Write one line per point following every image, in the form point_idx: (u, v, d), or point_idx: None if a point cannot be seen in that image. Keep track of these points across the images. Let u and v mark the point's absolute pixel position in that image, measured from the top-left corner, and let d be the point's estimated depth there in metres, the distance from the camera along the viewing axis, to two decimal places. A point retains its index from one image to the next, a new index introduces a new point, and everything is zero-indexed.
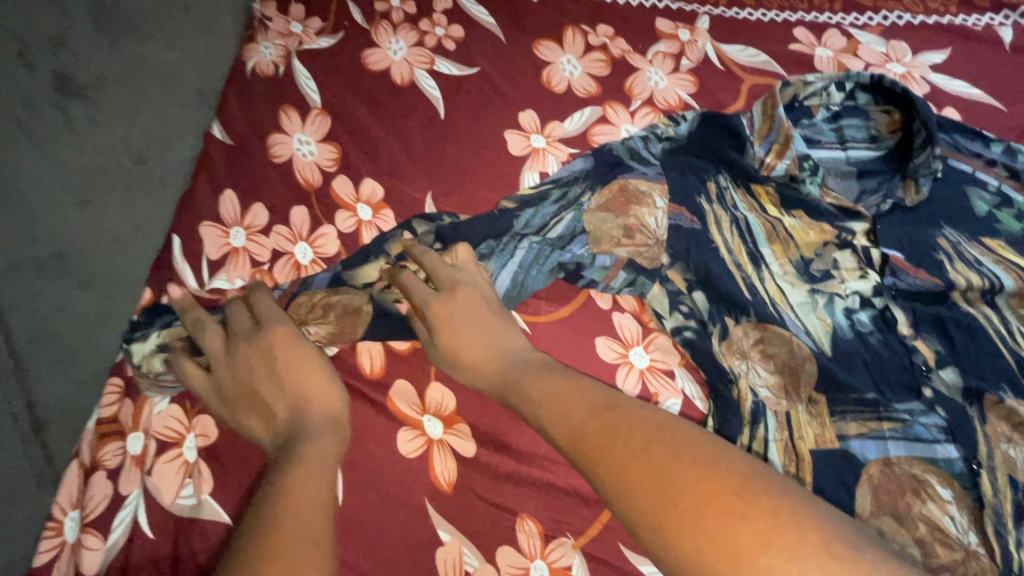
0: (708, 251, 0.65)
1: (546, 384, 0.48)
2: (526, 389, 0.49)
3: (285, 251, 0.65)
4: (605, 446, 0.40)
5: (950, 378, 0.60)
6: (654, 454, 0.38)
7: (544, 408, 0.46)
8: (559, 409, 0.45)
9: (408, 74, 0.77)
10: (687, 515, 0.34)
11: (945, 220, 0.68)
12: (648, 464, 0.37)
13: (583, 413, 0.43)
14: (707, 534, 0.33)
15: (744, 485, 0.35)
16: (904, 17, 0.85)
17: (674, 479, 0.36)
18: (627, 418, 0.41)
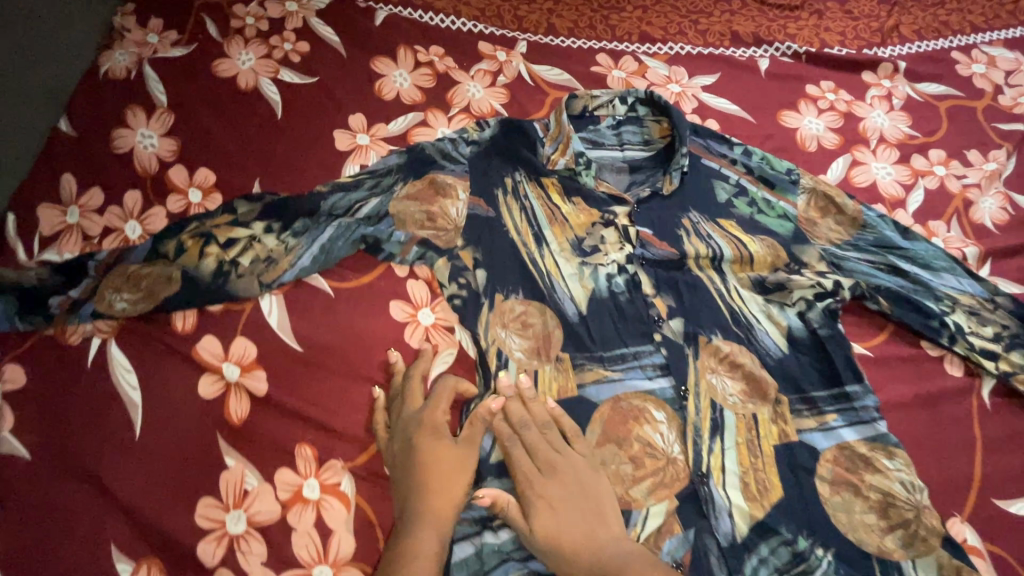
0: (496, 233, 0.79)
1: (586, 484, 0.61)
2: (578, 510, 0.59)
3: (116, 227, 0.72)
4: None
5: (676, 326, 0.73)
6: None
7: (578, 528, 0.58)
8: (600, 541, 0.57)
9: (253, 82, 0.88)
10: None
11: (691, 205, 0.84)
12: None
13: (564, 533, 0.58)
14: None
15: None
16: (685, 48, 1.04)
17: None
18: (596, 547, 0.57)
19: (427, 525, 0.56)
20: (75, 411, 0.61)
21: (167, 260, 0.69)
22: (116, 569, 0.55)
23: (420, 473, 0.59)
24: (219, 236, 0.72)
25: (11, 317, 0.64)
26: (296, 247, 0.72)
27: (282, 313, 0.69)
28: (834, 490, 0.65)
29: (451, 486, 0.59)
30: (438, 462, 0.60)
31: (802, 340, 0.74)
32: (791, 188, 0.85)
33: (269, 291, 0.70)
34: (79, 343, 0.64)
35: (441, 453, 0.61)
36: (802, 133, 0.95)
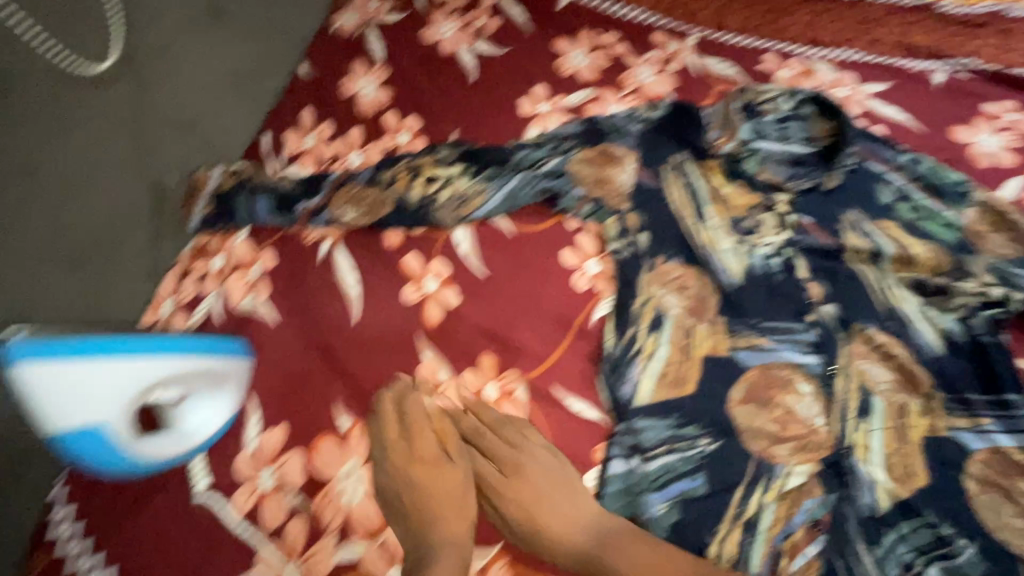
0: (659, 203, 0.85)
1: (541, 496, 0.63)
2: (579, 549, 0.61)
3: (342, 156, 0.87)
4: None
5: (830, 311, 0.76)
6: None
7: (614, 565, 0.59)
8: (635, 569, 0.58)
9: (454, 49, 1.01)
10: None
11: (853, 203, 0.86)
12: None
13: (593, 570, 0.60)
14: None
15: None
16: (855, 55, 1.05)
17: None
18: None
19: (450, 551, 0.60)
20: (310, 294, 0.74)
21: (383, 186, 0.82)
22: (337, 420, 0.68)
23: (433, 512, 0.63)
24: (424, 173, 0.84)
25: (267, 214, 0.78)
26: (486, 191, 0.83)
27: (471, 244, 0.80)
28: (983, 489, 0.65)
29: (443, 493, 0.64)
30: (438, 488, 0.64)
31: (961, 345, 0.74)
32: (961, 200, 0.85)
33: (460, 224, 0.81)
34: (313, 242, 0.77)
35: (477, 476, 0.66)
36: (975, 149, 0.94)
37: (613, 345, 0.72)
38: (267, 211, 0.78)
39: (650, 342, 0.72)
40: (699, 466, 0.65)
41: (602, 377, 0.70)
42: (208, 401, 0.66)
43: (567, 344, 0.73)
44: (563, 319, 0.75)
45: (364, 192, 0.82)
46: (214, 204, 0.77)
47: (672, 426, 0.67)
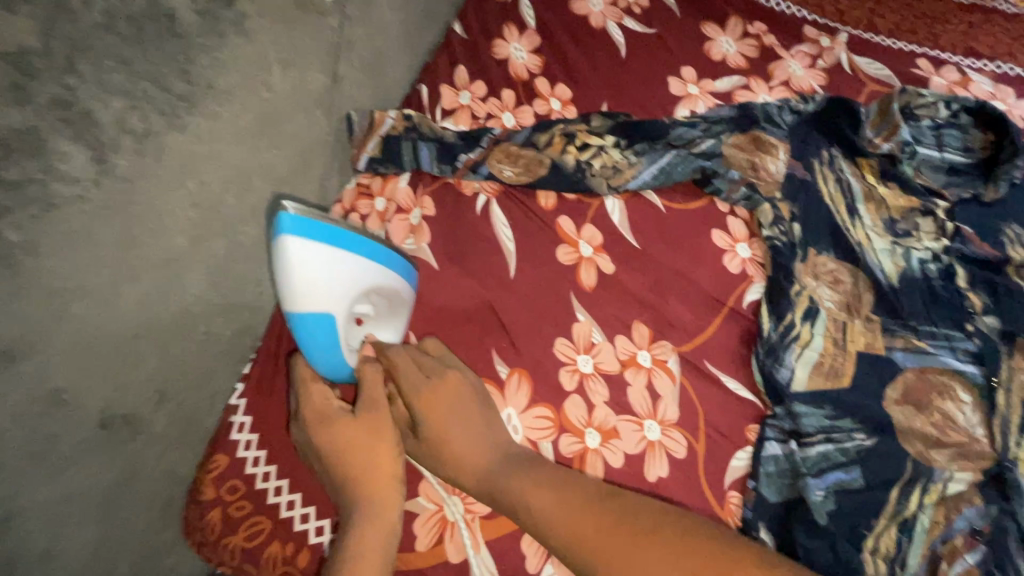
0: (811, 196, 0.84)
1: (477, 453, 0.62)
2: (509, 494, 0.59)
3: (495, 116, 0.88)
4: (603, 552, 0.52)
5: (991, 323, 0.74)
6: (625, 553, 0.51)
7: (537, 521, 0.57)
8: (565, 521, 0.55)
9: (602, 22, 1.01)
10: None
11: (1014, 218, 0.83)
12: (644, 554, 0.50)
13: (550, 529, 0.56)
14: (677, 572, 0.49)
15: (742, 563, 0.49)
16: (1013, 71, 1.02)
17: (715, 560, 0.49)
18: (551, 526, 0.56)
19: (374, 505, 0.62)
20: (469, 244, 0.76)
21: (540, 148, 0.83)
22: (495, 369, 0.68)
23: (342, 453, 0.63)
24: (580, 140, 0.85)
25: (430, 161, 0.80)
26: (641, 164, 0.83)
27: (623, 214, 0.80)
28: None
29: (375, 452, 0.63)
30: (333, 421, 0.64)
31: None
32: None
33: (613, 194, 0.81)
34: (471, 195, 0.79)
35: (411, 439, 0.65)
36: None
37: (770, 329, 0.71)
38: (432, 158, 0.80)
39: (806, 331, 0.71)
40: (854, 460, 0.65)
41: (759, 359, 0.69)
42: (386, 321, 0.69)
43: (720, 322, 0.73)
44: (716, 298, 0.74)
45: (522, 151, 0.83)
46: (380, 148, 0.81)
47: (825, 416, 0.67)
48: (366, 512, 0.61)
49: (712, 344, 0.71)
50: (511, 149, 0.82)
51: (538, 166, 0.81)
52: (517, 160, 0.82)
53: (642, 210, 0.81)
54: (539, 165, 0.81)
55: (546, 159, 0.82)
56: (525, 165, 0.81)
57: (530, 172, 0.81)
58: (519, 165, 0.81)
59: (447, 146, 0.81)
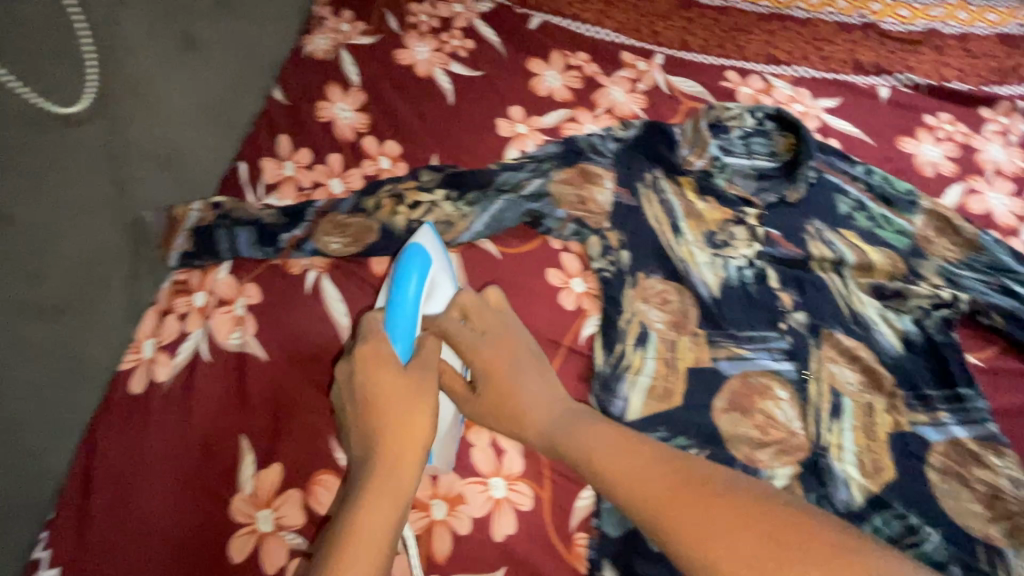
0: (638, 221, 0.88)
1: (540, 404, 0.66)
2: (577, 446, 0.60)
3: (322, 183, 0.86)
4: (678, 511, 0.48)
5: (801, 319, 0.81)
6: (682, 513, 0.47)
7: (608, 481, 0.55)
8: (635, 483, 0.52)
9: (428, 70, 1.02)
10: (793, 552, 0.42)
11: (814, 214, 0.92)
12: (705, 516, 0.46)
13: (633, 478, 0.53)
14: (751, 540, 0.44)
15: (807, 533, 0.43)
16: (809, 72, 1.12)
17: (783, 529, 0.44)
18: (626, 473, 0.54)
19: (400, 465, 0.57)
20: (301, 326, 0.74)
21: (368, 213, 0.83)
22: (335, 457, 0.66)
23: (384, 410, 0.60)
24: (409, 198, 0.85)
25: (249, 245, 0.78)
26: (472, 215, 0.84)
27: (459, 268, 0.82)
28: (943, 478, 0.72)
29: (410, 418, 0.60)
30: (382, 379, 0.61)
31: (919, 345, 0.80)
32: (909, 208, 0.93)
33: (447, 249, 0.83)
34: (300, 273, 0.78)
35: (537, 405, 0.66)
36: (919, 159, 1.01)
37: (603, 361, 0.76)
38: (250, 241, 0.78)
39: (636, 358, 0.76)
40: None
41: (594, 392, 0.74)
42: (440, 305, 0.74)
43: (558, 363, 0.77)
44: (552, 339, 0.78)
45: (350, 220, 0.82)
46: (195, 240, 0.78)
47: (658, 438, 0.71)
48: (385, 474, 0.56)
49: None
50: (337, 219, 0.81)
51: (366, 234, 0.81)
52: (345, 230, 0.80)
53: (477, 262, 0.83)
54: (367, 232, 0.81)
55: (375, 225, 0.82)
56: (353, 234, 0.80)
57: (358, 240, 0.80)
58: (346, 235, 0.80)
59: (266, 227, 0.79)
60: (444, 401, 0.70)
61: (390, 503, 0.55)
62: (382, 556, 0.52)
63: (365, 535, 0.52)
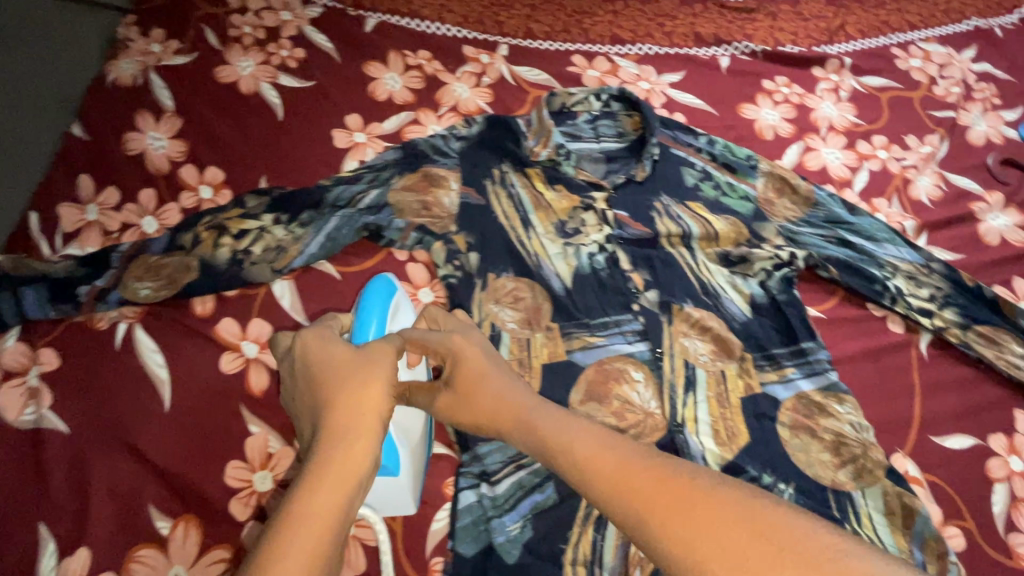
0: (486, 220, 0.86)
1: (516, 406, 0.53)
2: (555, 428, 0.49)
3: (133, 223, 0.79)
4: (669, 507, 0.39)
5: (652, 297, 0.82)
6: (680, 515, 0.39)
7: (577, 473, 0.45)
8: (614, 466, 0.43)
9: (254, 86, 0.95)
10: (799, 571, 0.34)
11: (663, 190, 0.92)
12: (703, 521, 0.37)
13: (611, 464, 0.44)
14: (749, 550, 0.36)
15: (828, 547, 0.35)
16: (653, 49, 1.13)
17: (784, 534, 0.36)
18: (599, 453, 0.45)
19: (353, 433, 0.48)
20: (110, 387, 0.67)
21: (185, 251, 0.75)
22: (154, 526, 0.61)
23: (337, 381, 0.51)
24: (233, 228, 0.78)
25: (40, 306, 0.69)
26: (304, 237, 0.79)
27: (294, 296, 0.77)
28: (793, 433, 0.74)
29: (365, 407, 0.49)
30: (332, 350, 0.54)
31: (764, 306, 0.82)
32: (751, 172, 0.95)
33: (280, 277, 0.78)
34: (107, 327, 0.70)
35: (498, 388, 0.55)
36: (760, 124, 1.04)
37: None
38: (40, 303, 0.70)
39: None
40: (547, 477, 0.67)
41: None
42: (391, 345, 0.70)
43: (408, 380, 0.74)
44: None
45: (165, 261, 0.74)
46: None
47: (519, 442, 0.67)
48: (339, 444, 0.47)
49: None
50: (150, 262, 0.74)
51: (183, 273, 0.74)
52: (158, 273, 0.73)
53: (315, 287, 0.78)
54: (184, 271, 0.74)
55: (194, 262, 0.75)
56: (169, 276, 0.73)
57: (175, 282, 0.73)
58: (161, 279, 0.73)
59: (61, 283, 0.71)
60: (406, 411, 0.63)
61: (336, 503, 0.43)
62: (330, 546, 0.41)
63: (302, 521, 0.41)
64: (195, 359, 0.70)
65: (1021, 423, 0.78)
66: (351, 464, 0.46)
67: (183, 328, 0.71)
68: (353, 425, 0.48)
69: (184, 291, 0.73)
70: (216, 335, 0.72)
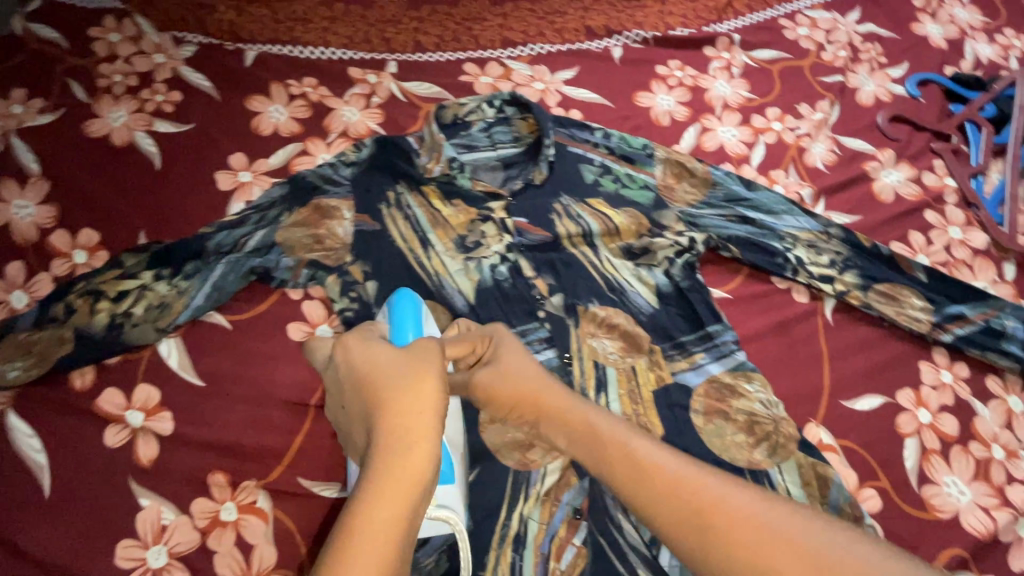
0: (382, 246, 0.84)
1: (564, 426, 0.51)
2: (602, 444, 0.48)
3: (0, 300, 0.74)
4: (722, 533, 0.39)
5: (557, 301, 0.81)
6: (741, 534, 0.39)
7: (635, 484, 0.44)
8: (669, 475, 0.43)
9: (128, 137, 0.91)
10: None
11: (562, 191, 0.92)
12: (768, 549, 0.38)
13: (669, 483, 0.43)
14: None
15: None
16: (545, 48, 1.13)
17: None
18: (650, 468, 0.44)
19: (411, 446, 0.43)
20: None
21: (57, 322, 0.71)
22: None
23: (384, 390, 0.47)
24: (108, 290, 0.73)
25: None
26: (189, 291, 0.75)
27: (182, 354, 0.73)
28: (707, 419, 0.73)
29: (421, 403, 0.46)
30: (377, 357, 0.50)
31: (669, 294, 0.82)
32: (648, 161, 0.95)
33: (166, 337, 0.74)
34: None
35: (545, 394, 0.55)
36: (656, 111, 1.05)
37: None
38: None
39: None
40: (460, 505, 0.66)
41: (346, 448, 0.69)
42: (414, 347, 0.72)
43: (310, 425, 0.71)
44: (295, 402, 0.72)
45: (35, 336, 0.70)
46: None
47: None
48: (394, 454, 0.43)
49: (302, 457, 0.69)
50: (20, 340, 0.69)
51: (57, 348, 0.69)
52: (30, 351, 0.69)
53: (204, 342, 0.75)
54: (58, 345, 0.70)
55: (68, 334, 0.70)
56: (43, 352, 0.69)
57: (49, 358, 0.69)
58: (33, 356, 0.69)
59: None
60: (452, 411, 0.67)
61: (397, 511, 0.40)
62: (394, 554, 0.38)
63: (366, 527, 0.39)
64: (76, 439, 0.67)
65: (925, 375, 0.80)
66: (415, 464, 0.43)
67: (61, 407, 0.68)
68: (409, 422, 0.45)
69: (61, 367, 0.69)
70: (96, 409, 0.69)
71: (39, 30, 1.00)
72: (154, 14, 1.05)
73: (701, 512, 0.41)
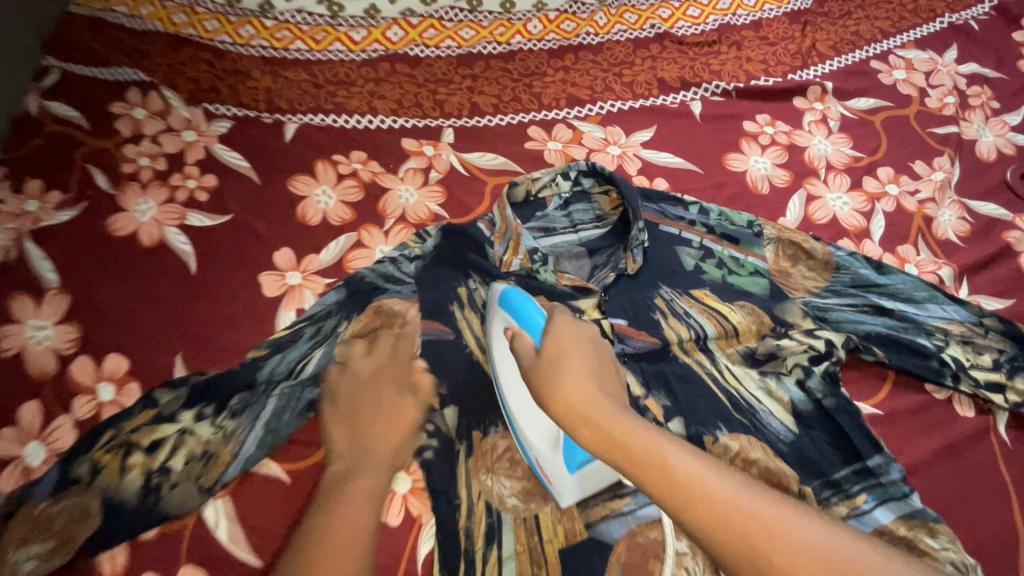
0: (460, 360, 0.71)
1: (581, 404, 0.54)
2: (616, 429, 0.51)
3: (12, 456, 0.62)
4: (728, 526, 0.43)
5: (678, 428, 0.67)
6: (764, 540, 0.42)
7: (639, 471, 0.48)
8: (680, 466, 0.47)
9: (158, 234, 0.79)
10: None
11: (661, 280, 0.78)
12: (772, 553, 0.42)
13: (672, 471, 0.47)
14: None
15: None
16: (616, 105, 1.00)
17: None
18: (658, 455, 0.48)
19: (369, 477, 0.56)
20: None
21: (80, 486, 0.58)
22: None
23: (355, 452, 0.59)
24: (142, 438, 0.61)
25: None
26: (238, 431, 0.63)
27: (231, 523, 0.60)
28: None
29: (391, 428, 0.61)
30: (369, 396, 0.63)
31: (809, 414, 0.68)
32: (755, 241, 0.81)
33: (211, 497, 0.61)
34: None
35: (570, 368, 0.57)
36: (752, 176, 0.92)
37: None
38: None
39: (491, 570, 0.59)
40: None
41: None
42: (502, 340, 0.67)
43: None
44: None
45: (54, 507, 0.57)
46: None
47: None
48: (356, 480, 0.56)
49: None
50: (36, 514, 0.57)
51: (80, 521, 0.57)
52: (47, 527, 0.57)
53: (258, 505, 0.61)
54: (80, 518, 0.57)
55: (95, 500, 0.58)
56: (63, 528, 0.57)
57: (71, 536, 0.57)
58: (52, 535, 0.56)
59: None
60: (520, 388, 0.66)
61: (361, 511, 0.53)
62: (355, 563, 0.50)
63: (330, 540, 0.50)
64: None
65: None
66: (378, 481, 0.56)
67: None
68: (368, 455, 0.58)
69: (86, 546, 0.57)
70: None
71: (56, 109, 0.89)
72: (181, 84, 0.94)
73: (705, 502, 0.45)
